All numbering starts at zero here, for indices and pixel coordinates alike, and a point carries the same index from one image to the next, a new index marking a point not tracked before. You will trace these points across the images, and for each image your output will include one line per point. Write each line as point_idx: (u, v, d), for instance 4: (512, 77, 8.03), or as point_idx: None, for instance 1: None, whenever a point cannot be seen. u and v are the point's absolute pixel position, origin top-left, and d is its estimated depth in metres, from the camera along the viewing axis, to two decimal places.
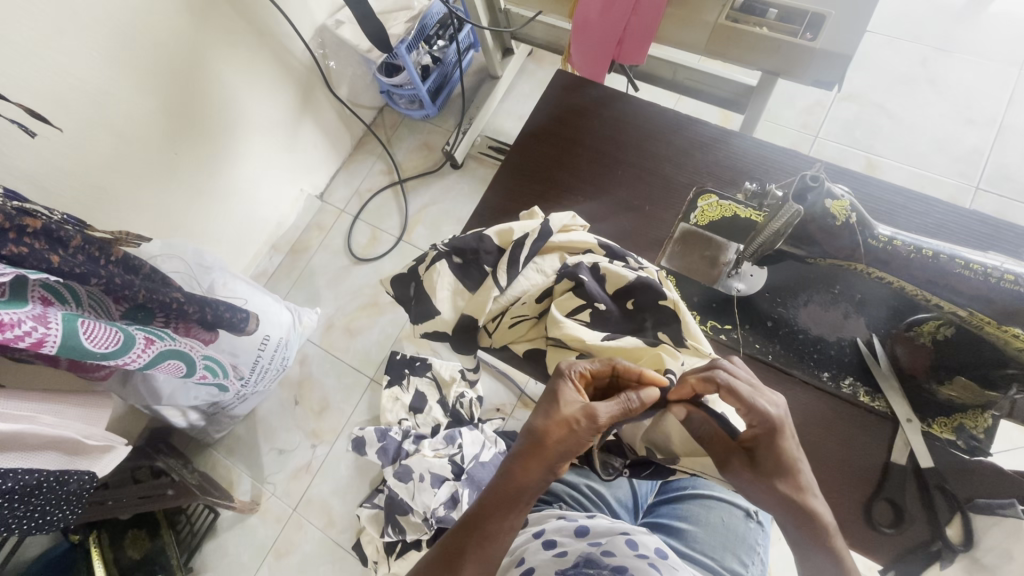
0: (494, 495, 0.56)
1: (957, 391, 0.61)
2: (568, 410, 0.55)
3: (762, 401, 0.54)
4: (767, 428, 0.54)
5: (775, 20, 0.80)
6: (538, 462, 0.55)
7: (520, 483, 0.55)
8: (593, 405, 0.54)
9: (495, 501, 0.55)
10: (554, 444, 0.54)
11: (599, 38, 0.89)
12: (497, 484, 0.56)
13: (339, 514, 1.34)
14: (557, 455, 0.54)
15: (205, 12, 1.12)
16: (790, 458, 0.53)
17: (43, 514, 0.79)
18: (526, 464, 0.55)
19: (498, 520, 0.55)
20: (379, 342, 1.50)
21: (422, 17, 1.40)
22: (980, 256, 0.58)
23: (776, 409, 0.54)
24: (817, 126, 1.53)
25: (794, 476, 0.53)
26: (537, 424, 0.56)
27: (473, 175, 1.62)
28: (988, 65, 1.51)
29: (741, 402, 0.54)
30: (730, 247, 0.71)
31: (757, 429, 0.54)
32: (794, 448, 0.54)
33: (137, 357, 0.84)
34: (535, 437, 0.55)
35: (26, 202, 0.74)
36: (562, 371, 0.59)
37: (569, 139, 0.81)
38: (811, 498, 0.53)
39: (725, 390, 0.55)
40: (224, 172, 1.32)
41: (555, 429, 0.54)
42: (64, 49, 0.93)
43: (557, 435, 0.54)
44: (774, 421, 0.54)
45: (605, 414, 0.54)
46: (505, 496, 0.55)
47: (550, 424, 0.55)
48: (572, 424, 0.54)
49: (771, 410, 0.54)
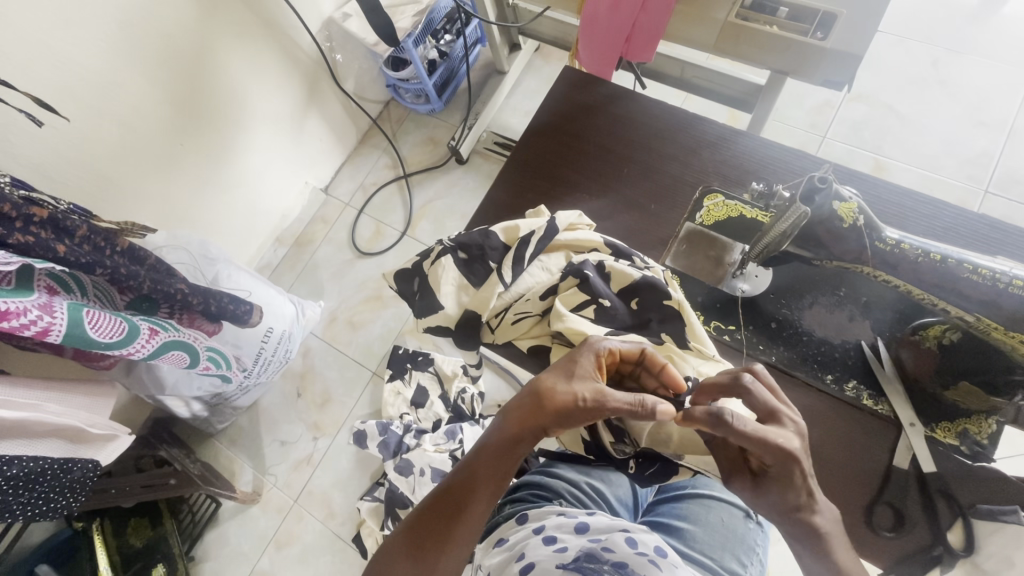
0: (493, 445, 0.58)
1: (962, 395, 0.60)
2: (579, 387, 0.56)
3: (774, 438, 0.50)
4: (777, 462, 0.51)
5: (785, 18, 0.80)
6: (539, 422, 0.56)
7: (519, 438, 0.58)
8: (603, 389, 0.55)
9: (494, 450, 0.58)
10: (553, 413, 0.56)
11: (608, 33, 0.89)
12: (497, 435, 0.59)
13: (339, 507, 1.35)
14: (554, 421, 0.56)
15: (215, 5, 1.12)
16: (797, 487, 0.52)
17: (48, 501, 0.81)
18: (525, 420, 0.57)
19: (496, 469, 0.58)
20: (382, 336, 1.50)
21: (430, 10, 1.39)
22: (988, 260, 0.58)
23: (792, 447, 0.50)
24: (826, 127, 1.52)
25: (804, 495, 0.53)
26: (544, 387, 0.58)
27: (478, 171, 1.62)
28: (1000, 67, 1.49)
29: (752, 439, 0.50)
30: (736, 247, 0.70)
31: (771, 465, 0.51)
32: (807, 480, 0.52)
33: (141, 347, 0.84)
34: (535, 403, 0.57)
35: (33, 192, 0.75)
36: (585, 345, 0.59)
37: (577, 136, 0.81)
38: (817, 517, 0.53)
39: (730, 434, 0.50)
40: (229, 165, 1.33)
41: (563, 399, 0.56)
42: (70, 38, 0.93)
43: (557, 406, 0.56)
44: (787, 457, 0.50)
45: (617, 402, 0.54)
46: (505, 449, 0.58)
47: (559, 392, 0.56)
48: (578, 401, 0.55)
49: (784, 445, 0.50)
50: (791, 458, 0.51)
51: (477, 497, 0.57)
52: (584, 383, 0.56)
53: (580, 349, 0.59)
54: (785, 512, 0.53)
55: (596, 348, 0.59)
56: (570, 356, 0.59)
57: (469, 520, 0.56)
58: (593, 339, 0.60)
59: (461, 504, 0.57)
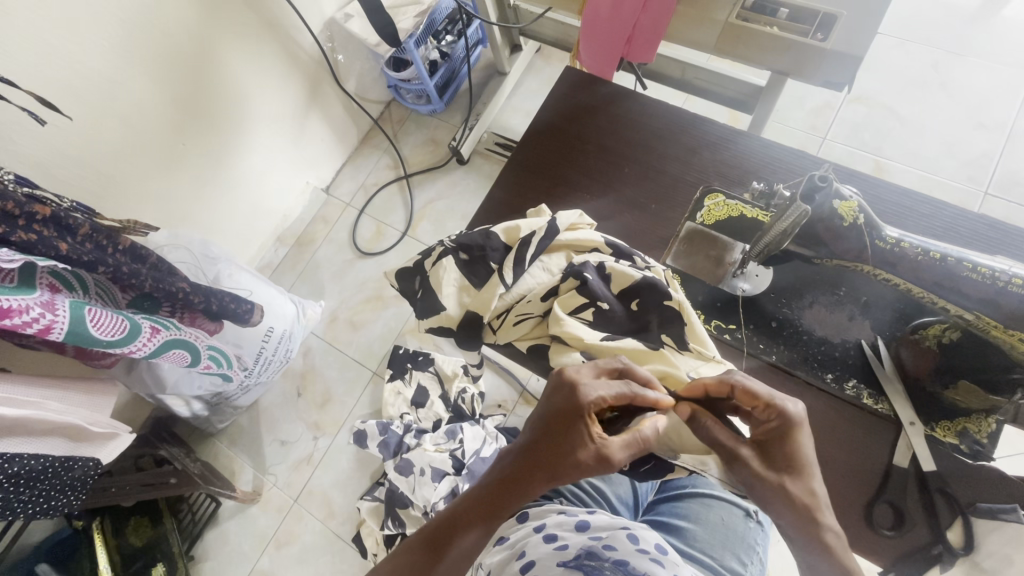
0: (492, 496, 0.56)
1: (962, 395, 0.60)
2: (581, 453, 0.53)
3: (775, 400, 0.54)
4: (779, 423, 0.54)
5: (786, 19, 0.80)
6: (544, 483, 0.54)
7: (522, 495, 0.55)
8: (608, 442, 0.53)
9: (493, 500, 0.56)
10: (557, 467, 0.54)
11: (609, 35, 0.89)
12: (496, 484, 0.56)
13: (339, 506, 1.35)
14: (556, 475, 0.54)
15: (216, 5, 1.13)
16: (800, 458, 0.53)
17: (48, 499, 0.81)
18: (530, 470, 0.55)
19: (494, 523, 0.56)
20: (382, 336, 1.50)
21: (431, 11, 1.40)
22: (988, 259, 0.57)
23: (794, 409, 0.54)
24: (826, 128, 1.53)
25: (804, 480, 0.53)
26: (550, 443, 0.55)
27: (478, 171, 1.62)
28: (998, 69, 1.50)
29: (757, 396, 0.55)
30: (736, 247, 0.70)
31: (772, 423, 0.55)
32: (808, 452, 0.53)
33: (143, 345, 0.85)
34: (540, 453, 0.55)
35: (36, 189, 0.75)
36: (578, 402, 0.55)
37: (578, 136, 0.81)
38: (820, 512, 0.52)
39: (740, 391, 0.56)
40: (231, 165, 1.33)
41: (567, 464, 0.53)
42: (74, 37, 0.93)
43: (566, 463, 0.53)
44: (790, 418, 0.54)
45: (621, 458, 0.53)
46: (506, 504, 0.55)
47: (562, 458, 0.54)
48: (586, 463, 0.53)
49: (790, 407, 0.54)
50: (793, 421, 0.54)
51: (468, 538, 0.55)
52: (586, 449, 0.53)
53: (574, 405, 0.55)
54: (794, 498, 0.52)
55: (587, 406, 0.54)
56: (567, 414, 0.55)
57: (458, 553, 0.55)
58: (584, 392, 0.55)
59: (449, 538, 0.55)
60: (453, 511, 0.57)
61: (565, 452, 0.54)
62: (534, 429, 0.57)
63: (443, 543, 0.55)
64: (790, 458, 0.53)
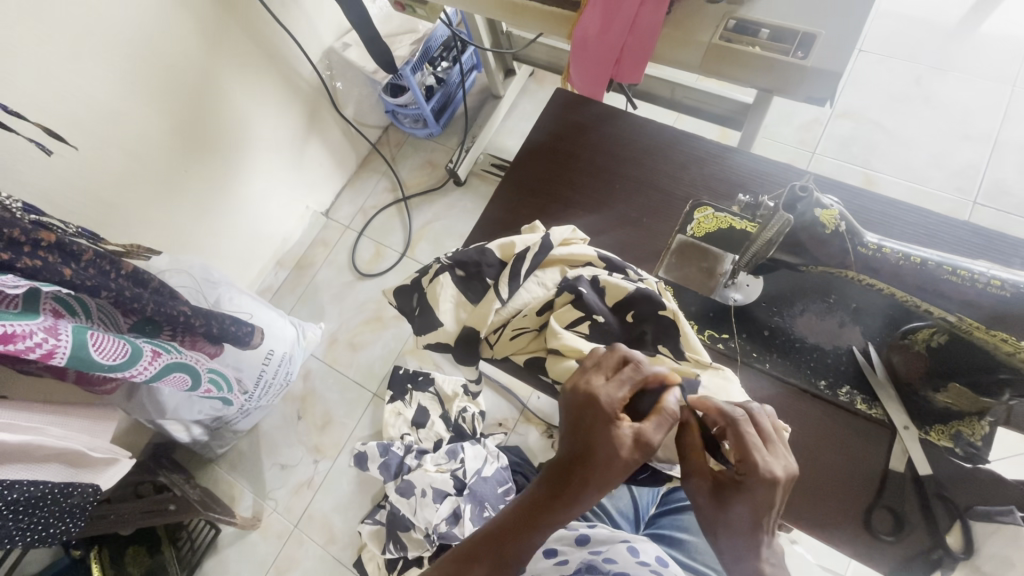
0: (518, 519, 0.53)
1: (953, 397, 0.60)
2: (621, 450, 0.51)
3: (763, 456, 0.51)
4: (752, 477, 0.51)
5: (767, 39, 0.83)
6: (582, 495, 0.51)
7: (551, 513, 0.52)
8: (643, 434, 0.51)
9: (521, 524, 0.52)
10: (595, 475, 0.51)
11: (599, 56, 0.90)
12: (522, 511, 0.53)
13: (340, 530, 1.34)
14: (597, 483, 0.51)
15: (218, 37, 1.17)
16: (755, 518, 0.51)
17: (46, 526, 0.81)
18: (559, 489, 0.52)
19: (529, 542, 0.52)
20: (382, 357, 1.51)
21: (426, 39, 1.45)
22: (967, 262, 0.59)
23: (770, 467, 0.51)
24: (815, 143, 1.56)
25: (751, 535, 0.51)
26: (583, 458, 0.52)
27: (475, 192, 1.65)
28: (980, 82, 1.54)
29: (741, 446, 0.52)
30: (726, 257, 0.72)
31: (744, 477, 0.51)
32: (764, 512, 0.51)
33: (143, 370, 0.85)
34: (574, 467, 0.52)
35: (42, 216, 0.77)
36: (601, 403, 0.53)
37: (570, 155, 0.83)
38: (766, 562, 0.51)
39: (732, 432, 0.52)
40: (232, 190, 1.36)
41: (610, 468, 0.51)
42: (80, 72, 0.97)
43: (605, 470, 0.51)
44: (763, 476, 0.50)
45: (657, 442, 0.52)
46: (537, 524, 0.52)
47: (601, 462, 0.51)
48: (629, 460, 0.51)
49: (768, 465, 0.51)
50: (774, 483, 0.50)
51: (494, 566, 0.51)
52: (625, 445, 0.51)
53: (601, 407, 0.53)
54: (737, 542, 0.52)
55: (614, 405, 0.53)
56: (597, 419, 0.53)
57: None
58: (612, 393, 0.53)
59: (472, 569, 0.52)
60: (476, 538, 0.54)
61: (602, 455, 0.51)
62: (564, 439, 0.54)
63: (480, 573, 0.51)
64: (746, 516, 0.51)
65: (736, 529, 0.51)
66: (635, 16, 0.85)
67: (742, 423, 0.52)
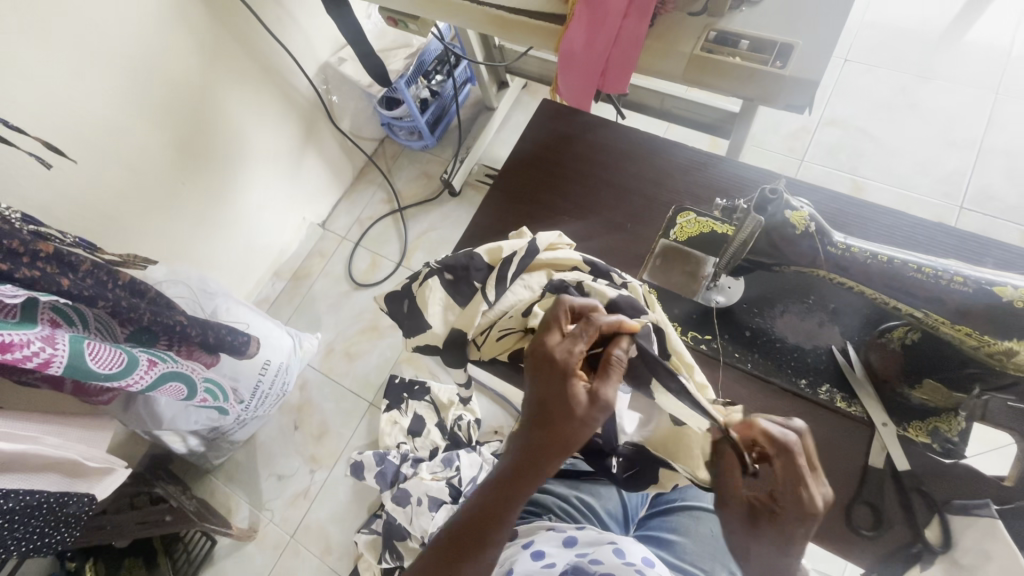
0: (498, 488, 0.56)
1: (929, 393, 0.63)
2: (575, 409, 0.53)
3: (812, 489, 0.50)
4: (799, 509, 0.49)
5: (747, 50, 0.85)
6: (549, 456, 0.55)
7: (525, 476, 0.56)
8: (595, 391, 0.54)
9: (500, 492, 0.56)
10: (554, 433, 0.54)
11: (585, 69, 0.93)
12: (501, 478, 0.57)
13: (337, 541, 1.34)
14: (558, 442, 0.54)
15: (214, 54, 1.20)
16: (792, 543, 0.50)
17: (43, 536, 0.82)
18: (528, 453, 0.55)
19: (510, 510, 0.56)
20: (378, 366, 1.52)
21: (420, 53, 1.49)
22: (929, 259, 0.60)
23: (819, 500, 0.50)
24: (803, 150, 1.59)
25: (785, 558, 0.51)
26: (543, 420, 0.55)
27: (470, 202, 1.67)
28: (964, 90, 1.57)
29: (790, 476, 0.50)
30: (707, 260, 0.74)
31: (784, 504, 0.50)
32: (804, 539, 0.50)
33: (140, 378, 0.87)
34: (536, 430, 0.55)
35: (41, 227, 0.79)
36: (557, 364, 0.55)
37: (557, 163, 0.85)
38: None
39: (780, 459, 0.51)
40: (229, 202, 1.38)
41: (569, 429, 0.54)
42: (81, 89, 0.99)
43: (562, 427, 0.54)
44: (812, 510, 0.49)
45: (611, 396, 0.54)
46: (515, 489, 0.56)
47: (560, 421, 0.54)
48: (581, 415, 0.53)
49: (816, 499, 0.49)
50: (815, 514, 0.50)
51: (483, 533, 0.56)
52: (578, 403, 0.53)
53: (557, 368, 0.55)
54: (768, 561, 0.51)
55: (568, 363, 0.55)
56: (553, 380, 0.55)
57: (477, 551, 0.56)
58: (563, 353, 0.56)
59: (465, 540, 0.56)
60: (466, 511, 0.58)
61: (559, 414, 0.54)
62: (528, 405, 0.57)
63: (470, 545, 0.56)
64: (781, 539, 0.50)
65: (764, 549, 0.51)
66: (618, 30, 0.88)
67: (796, 452, 0.50)
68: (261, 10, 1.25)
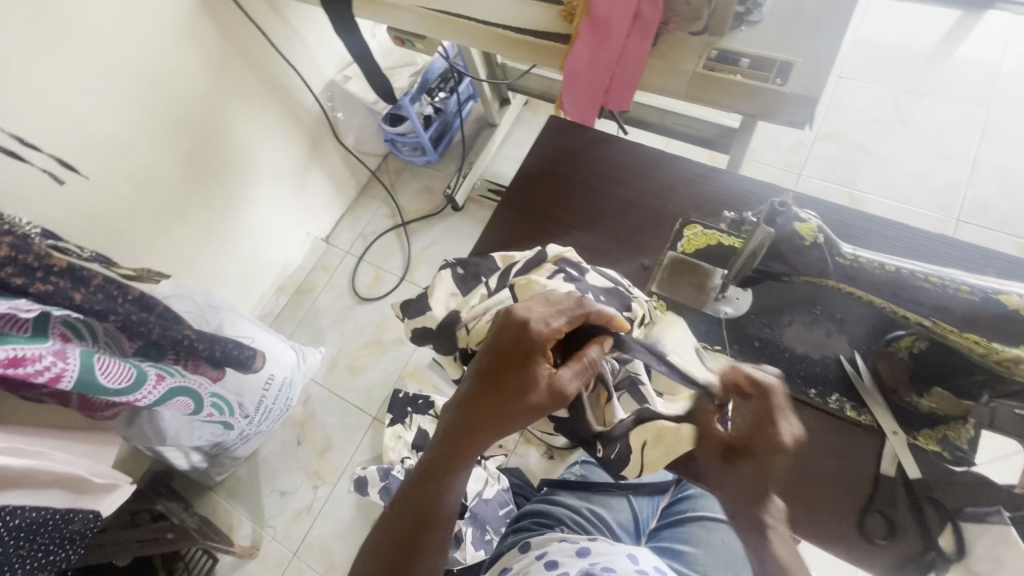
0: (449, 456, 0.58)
1: (937, 401, 0.64)
2: (532, 395, 0.55)
3: (779, 426, 0.53)
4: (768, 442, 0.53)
5: (748, 68, 0.88)
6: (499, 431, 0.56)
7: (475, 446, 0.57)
8: (558, 379, 0.56)
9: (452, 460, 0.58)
10: (509, 411, 0.55)
11: (589, 86, 0.95)
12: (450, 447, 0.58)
13: (339, 558, 1.33)
14: (512, 420, 0.56)
15: (223, 73, 1.22)
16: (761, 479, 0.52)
17: (47, 554, 0.81)
18: (480, 427, 0.56)
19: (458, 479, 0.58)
20: (382, 380, 1.52)
21: (424, 71, 1.53)
22: (935, 270, 0.62)
23: (785, 432, 0.53)
24: (801, 165, 1.62)
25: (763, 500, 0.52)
26: (499, 394, 0.56)
27: (473, 217, 1.69)
28: (957, 105, 1.60)
29: (762, 414, 0.54)
30: (715, 273, 0.74)
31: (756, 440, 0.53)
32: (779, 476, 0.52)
33: (148, 393, 0.88)
34: (492, 405, 0.56)
35: (59, 241, 0.82)
36: (528, 341, 0.56)
37: (564, 178, 0.87)
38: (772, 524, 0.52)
39: (760, 398, 0.55)
40: (235, 218, 1.39)
41: (519, 412, 0.55)
42: (95, 107, 1.01)
43: (520, 407, 0.55)
44: (781, 443, 0.52)
45: (573, 386, 0.57)
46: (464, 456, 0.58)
47: (519, 401, 0.55)
48: (540, 400, 0.55)
49: (784, 434, 0.52)
50: (783, 448, 0.52)
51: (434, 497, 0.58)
52: (536, 390, 0.55)
53: (528, 347, 0.56)
54: (745, 503, 0.53)
55: (540, 342, 0.56)
56: (521, 358, 0.56)
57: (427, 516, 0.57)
58: (532, 331, 0.56)
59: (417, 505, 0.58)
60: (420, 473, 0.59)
61: (518, 393, 0.55)
62: (475, 380, 0.57)
63: (419, 513, 0.58)
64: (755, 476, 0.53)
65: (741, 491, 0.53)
66: (621, 49, 0.91)
67: (772, 392, 0.55)
68: (269, 30, 1.28)
